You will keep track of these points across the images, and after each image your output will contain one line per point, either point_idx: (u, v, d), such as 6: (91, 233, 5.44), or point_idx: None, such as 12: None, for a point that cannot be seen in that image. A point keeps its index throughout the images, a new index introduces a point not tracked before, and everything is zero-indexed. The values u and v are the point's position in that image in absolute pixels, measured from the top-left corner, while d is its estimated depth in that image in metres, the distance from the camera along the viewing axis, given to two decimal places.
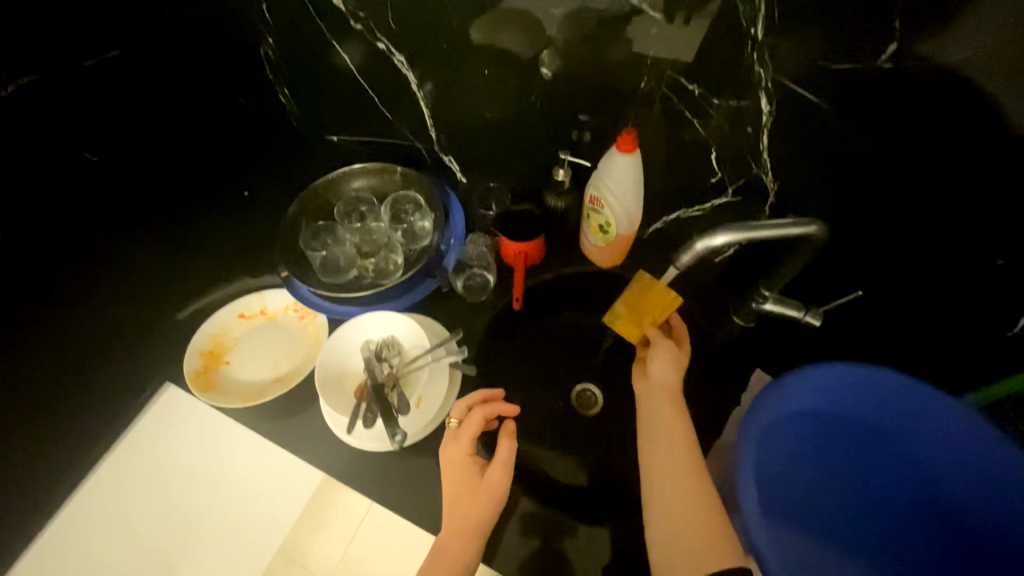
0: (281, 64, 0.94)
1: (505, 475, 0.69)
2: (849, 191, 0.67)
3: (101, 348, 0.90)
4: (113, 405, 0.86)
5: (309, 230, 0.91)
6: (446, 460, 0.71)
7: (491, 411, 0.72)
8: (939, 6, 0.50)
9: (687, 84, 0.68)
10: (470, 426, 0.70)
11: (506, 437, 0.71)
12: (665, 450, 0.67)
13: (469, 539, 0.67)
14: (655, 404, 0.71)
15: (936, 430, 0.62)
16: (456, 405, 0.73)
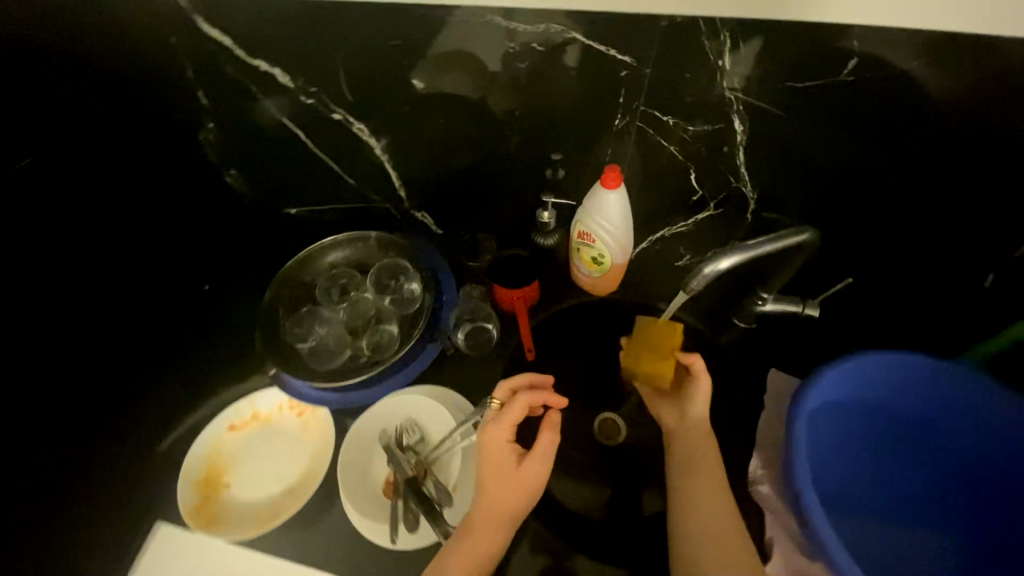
0: (225, 149, 0.89)
1: (543, 466, 0.69)
2: (819, 188, 0.72)
3: (73, 495, 0.79)
4: (102, 564, 0.75)
5: (292, 318, 0.85)
6: (485, 445, 0.70)
7: (535, 399, 0.71)
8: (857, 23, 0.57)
9: (661, 116, 0.71)
10: (512, 412, 0.70)
11: (549, 428, 0.70)
12: (701, 481, 0.69)
13: (498, 530, 0.66)
14: (691, 442, 0.73)
15: (946, 400, 0.67)
16: (500, 386, 0.73)
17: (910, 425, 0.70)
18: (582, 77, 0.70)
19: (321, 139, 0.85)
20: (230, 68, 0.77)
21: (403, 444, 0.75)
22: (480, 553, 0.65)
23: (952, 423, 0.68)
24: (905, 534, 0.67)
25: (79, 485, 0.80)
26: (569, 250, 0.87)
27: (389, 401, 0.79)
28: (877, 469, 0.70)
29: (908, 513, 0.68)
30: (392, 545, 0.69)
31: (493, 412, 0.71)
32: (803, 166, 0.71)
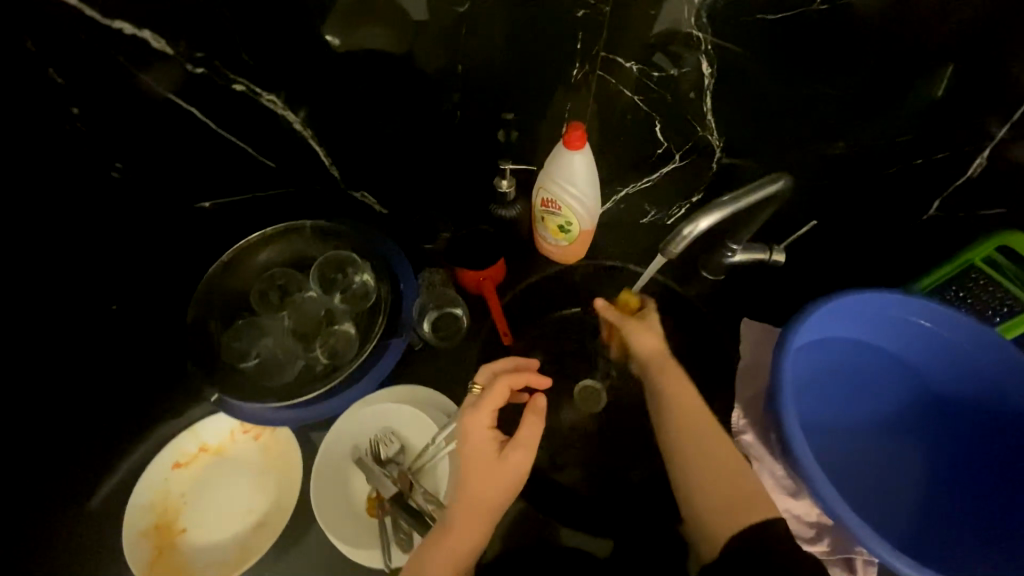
0: (102, 140, 0.72)
1: (527, 455, 0.62)
2: (784, 130, 0.70)
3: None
4: None
5: (228, 333, 0.74)
6: (463, 436, 0.63)
7: (518, 381, 0.64)
8: None
9: (624, 62, 0.64)
10: (492, 396, 0.63)
11: (533, 413, 0.63)
12: (681, 411, 0.69)
13: (480, 531, 0.60)
14: (650, 372, 0.73)
15: (918, 332, 0.68)
16: (483, 368, 0.66)
17: (890, 363, 0.71)
18: (530, 21, 0.61)
19: (227, 117, 0.71)
20: (83, 34, 0.59)
21: (381, 458, 0.69)
22: (457, 554, 0.59)
23: (920, 354, 0.70)
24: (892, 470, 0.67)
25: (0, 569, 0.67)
26: (532, 220, 0.80)
27: (358, 410, 0.72)
28: (862, 410, 0.70)
29: (895, 450, 0.68)
30: (385, 569, 0.63)
31: (474, 397, 0.64)
32: (768, 110, 0.67)
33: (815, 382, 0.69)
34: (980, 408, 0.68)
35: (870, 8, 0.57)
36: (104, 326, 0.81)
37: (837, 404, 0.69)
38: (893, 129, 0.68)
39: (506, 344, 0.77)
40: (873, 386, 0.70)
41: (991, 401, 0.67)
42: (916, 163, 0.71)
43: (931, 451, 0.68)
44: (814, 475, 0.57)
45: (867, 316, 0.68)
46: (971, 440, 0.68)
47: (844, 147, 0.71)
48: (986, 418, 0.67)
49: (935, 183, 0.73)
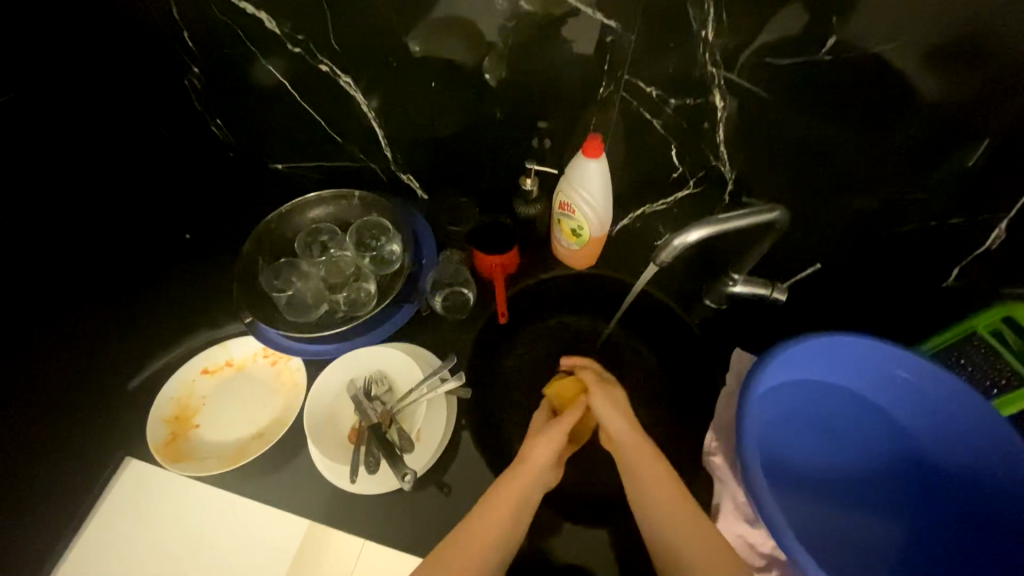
0: (211, 97, 0.88)
1: (558, 432, 0.69)
2: (797, 174, 0.73)
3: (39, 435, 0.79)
4: (67, 491, 0.76)
5: (270, 269, 0.85)
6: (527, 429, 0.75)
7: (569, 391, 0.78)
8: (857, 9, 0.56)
9: (645, 87, 0.70)
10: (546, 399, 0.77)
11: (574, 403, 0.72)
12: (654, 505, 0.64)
13: (511, 495, 0.65)
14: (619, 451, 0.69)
15: (897, 382, 0.69)
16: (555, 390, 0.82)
17: (869, 412, 0.72)
18: (573, 47, 0.69)
19: (309, 92, 0.84)
20: (215, 9, 0.74)
21: (371, 395, 0.77)
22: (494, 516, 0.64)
23: (898, 407, 0.71)
24: (856, 518, 0.67)
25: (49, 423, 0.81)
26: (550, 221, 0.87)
27: (361, 353, 0.80)
28: (835, 457, 0.70)
29: (864, 499, 0.68)
30: (349, 485, 0.72)
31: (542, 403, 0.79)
32: (783, 152, 0.71)
33: (788, 418, 0.70)
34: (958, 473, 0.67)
35: (897, 69, 0.60)
36: (174, 249, 0.95)
37: (807, 444, 0.70)
38: (907, 188, 0.70)
39: (502, 323, 0.85)
40: (849, 433, 0.71)
41: (968, 464, 0.66)
42: (931, 225, 0.72)
43: (901, 508, 0.67)
44: (760, 493, 0.58)
45: (845, 360, 0.70)
46: (944, 503, 0.67)
47: (854, 201, 0.74)
48: (965, 482, 0.67)
49: (951, 249, 0.73)
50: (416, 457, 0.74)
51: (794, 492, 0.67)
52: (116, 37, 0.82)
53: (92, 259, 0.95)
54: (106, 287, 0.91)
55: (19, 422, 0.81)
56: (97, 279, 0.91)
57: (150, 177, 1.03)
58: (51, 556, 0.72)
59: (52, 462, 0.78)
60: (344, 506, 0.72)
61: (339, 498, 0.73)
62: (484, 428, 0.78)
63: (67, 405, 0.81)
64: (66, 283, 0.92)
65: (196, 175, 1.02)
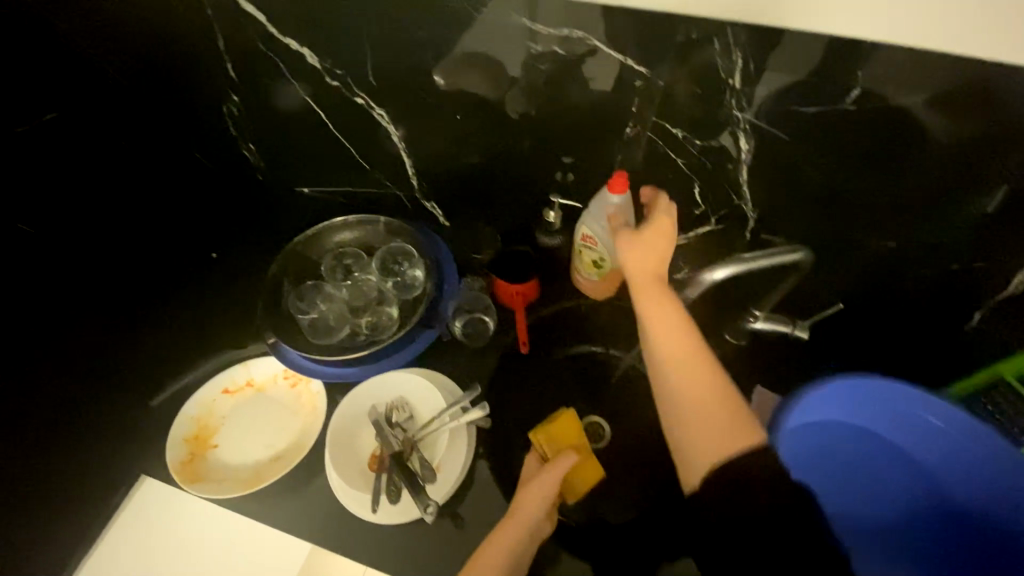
0: (247, 124, 0.92)
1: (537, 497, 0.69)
2: (819, 217, 0.75)
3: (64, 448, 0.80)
4: (86, 511, 0.76)
5: (295, 292, 0.86)
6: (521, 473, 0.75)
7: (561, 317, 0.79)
8: (883, 65, 0.58)
9: (672, 128, 0.72)
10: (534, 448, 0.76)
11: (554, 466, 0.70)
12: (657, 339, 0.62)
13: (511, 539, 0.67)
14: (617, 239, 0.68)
15: (928, 429, 0.68)
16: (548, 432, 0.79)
17: (898, 458, 0.70)
18: (590, 84, 0.71)
19: (342, 122, 0.87)
20: (259, 44, 0.78)
21: (392, 421, 0.77)
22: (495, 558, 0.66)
23: (930, 455, 0.69)
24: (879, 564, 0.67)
25: (71, 439, 0.81)
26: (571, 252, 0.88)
27: (383, 377, 0.81)
28: (861, 501, 0.69)
29: (888, 545, 0.68)
30: (371, 515, 0.71)
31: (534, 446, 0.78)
32: (806, 194, 0.73)
33: (818, 460, 0.69)
34: (987, 525, 0.66)
35: (920, 121, 0.62)
36: (201, 267, 0.97)
37: (835, 488, 0.69)
38: (929, 232, 0.71)
39: (523, 351, 0.85)
40: (877, 477, 0.69)
41: (997, 516, 0.65)
42: (953, 268, 0.73)
43: (925, 556, 0.67)
44: None
45: (875, 404, 0.69)
46: (970, 553, 0.66)
47: (876, 244, 0.75)
48: (993, 535, 0.66)
49: (974, 292, 0.74)
50: (438, 487, 0.73)
51: None
52: (160, 66, 0.86)
53: (125, 278, 0.98)
54: (134, 304, 0.93)
55: (44, 438, 0.82)
56: (126, 295, 0.94)
57: (181, 198, 1.06)
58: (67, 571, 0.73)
59: (74, 476, 0.79)
60: (364, 535, 0.72)
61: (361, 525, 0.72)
62: (502, 458, 0.78)
63: (89, 419, 0.82)
64: (100, 301, 0.95)
65: (226, 197, 1.05)
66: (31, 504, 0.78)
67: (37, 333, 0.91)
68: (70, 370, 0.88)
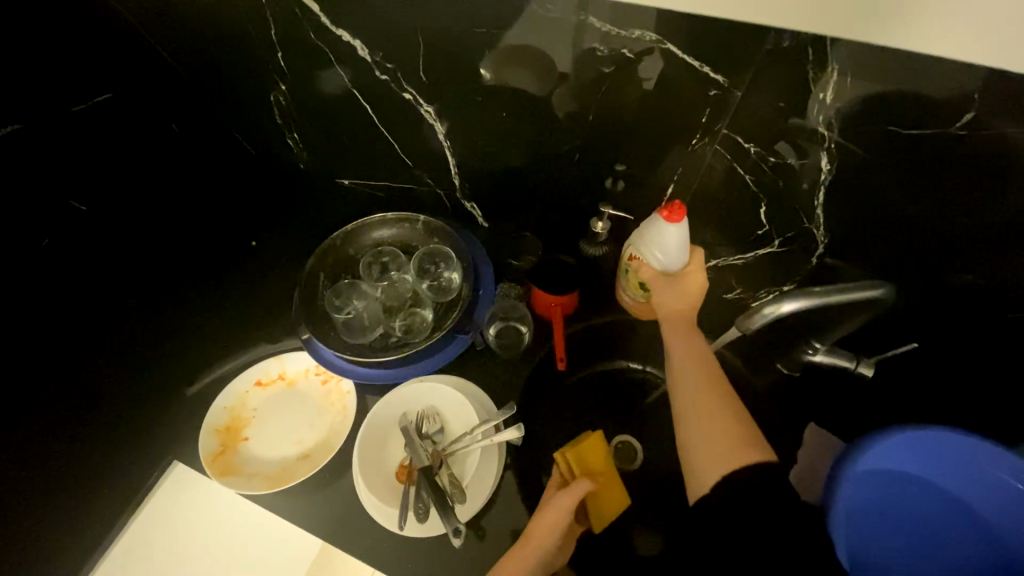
0: (293, 114, 0.91)
1: (554, 519, 0.66)
2: (900, 247, 0.67)
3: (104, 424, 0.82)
4: (118, 489, 0.78)
5: (332, 289, 0.85)
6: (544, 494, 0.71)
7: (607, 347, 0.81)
8: (1007, 86, 0.50)
9: (743, 143, 0.66)
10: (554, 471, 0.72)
11: (571, 492, 0.66)
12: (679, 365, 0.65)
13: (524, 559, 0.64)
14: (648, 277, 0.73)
15: (1006, 494, 0.60)
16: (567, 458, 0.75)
17: (969, 523, 0.62)
18: (644, 85, 0.65)
19: (389, 117, 0.85)
20: (311, 33, 0.75)
21: (422, 432, 0.75)
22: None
23: (1016, 529, 0.60)
24: None
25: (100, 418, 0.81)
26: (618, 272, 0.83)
27: (415, 384, 0.79)
28: (929, 571, 0.61)
29: None
30: (398, 531, 0.69)
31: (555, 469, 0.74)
32: (887, 222, 0.66)
33: (881, 515, 0.62)
34: None
35: None
36: (240, 254, 0.98)
37: (897, 550, 0.62)
38: None
39: (560, 369, 0.81)
40: (947, 545, 0.62)
41: None
42: None
43: None
44: None
45: (952, 461, 0.61)
46: None
47: (964, 284, 0.67)
48: None
49: None
50: (467, 506, 0.71)
51: None
52: (210, 51, 0.85)
53: (166, 259, 0.99)
54: (177, 287, 0.94)
55: (80, 413, 0.84)
56: (168, 279, 0.94)
57: (225, 182, 1.07)
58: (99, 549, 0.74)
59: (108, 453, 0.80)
60: (389, 548, 0.70)
61: (385, 534, 0.71)
62: (530, 476, 0.75)
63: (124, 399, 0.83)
64: (140, 281, 0.96)
65: (268, 184, 1.06)
66: (65, 478, 0.80)
67: (82, 308, 0.93)
68: (110, 347, 0.89)
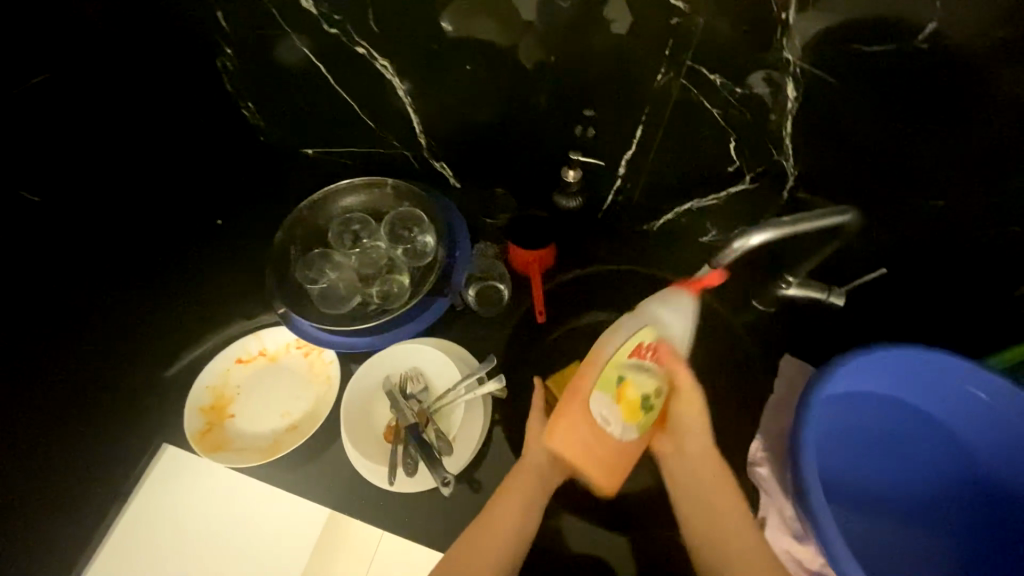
0: (244, 82, 0.86)
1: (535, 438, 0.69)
2: (867, 174, 0.67)
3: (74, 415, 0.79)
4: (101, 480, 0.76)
5: (303, 260, 0.83)
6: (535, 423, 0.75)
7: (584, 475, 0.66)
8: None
9: (708, 74, 0.64)
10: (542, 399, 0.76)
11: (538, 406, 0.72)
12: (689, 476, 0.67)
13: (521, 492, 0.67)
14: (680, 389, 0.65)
15: (974, 406, 0.62)
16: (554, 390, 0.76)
17: (932, 434, 0.65)
18: (612, 27, 0.63)
19: (345, 77, 0.80)
20: None
21: (407, 392, 0.76)
22: (509, 517, 0.65)
23: (974, 434, 0.63)
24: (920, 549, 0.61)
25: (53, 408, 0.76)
26: (576, 382, 0.64)
27: (397, 348, 0.79)
28: (896, 481, 0.64)
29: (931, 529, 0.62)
30: (389, 487, 0.71)
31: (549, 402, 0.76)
32: (854, 148, 0.65)
33: (849, 433, 0.65)
34: None
35: (999, 61, 0.53)
36: (207, 234, 0.95)
37: (866, 465, 0.65)
38: (996, 189, 0.62)
39: (540, 322, 0.82)
40: (913, 455, 0.65)
41: None
42: (1011, 230, 0.65)
43: (968, 543, 0.61)
44: (811, 484, 0.56)
45: (914, 377, 0.64)
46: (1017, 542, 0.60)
47: (931, 206, 0.67)
48: None
49: None
50: (457, 459, 0.72)
51: (849, 512, 0.63)
52: None
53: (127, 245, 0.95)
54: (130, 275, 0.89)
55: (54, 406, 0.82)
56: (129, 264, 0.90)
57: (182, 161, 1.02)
58: (87, 546, 0.72)
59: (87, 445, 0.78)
60: (384, 506, 0.72)
61: (377, 492, 0.73)
62: (516, 428, 0.76)
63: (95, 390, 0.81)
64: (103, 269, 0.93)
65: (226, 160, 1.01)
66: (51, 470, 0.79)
67: None
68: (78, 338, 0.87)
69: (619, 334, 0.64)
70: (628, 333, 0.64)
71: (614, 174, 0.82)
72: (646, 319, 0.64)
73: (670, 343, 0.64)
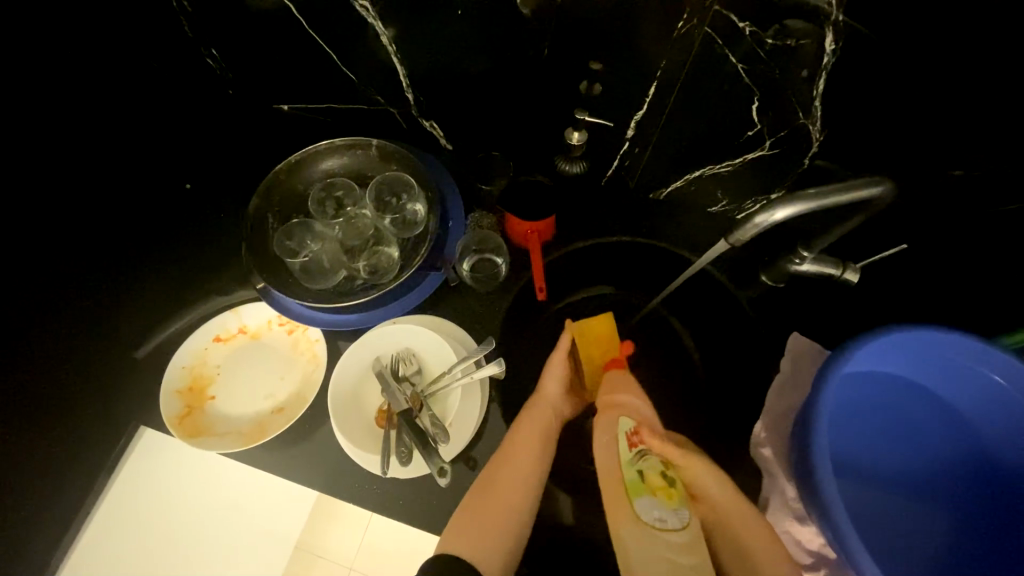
0: (202, 24, 0.75)
1: (552, 380, 0.69)
2: (901, 143, 0.62)
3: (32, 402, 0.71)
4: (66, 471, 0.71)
5: (282, 230, 0.76)
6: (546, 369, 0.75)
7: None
8: None
9: (737, 22, 0.55)
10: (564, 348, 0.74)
11: (560, 352, 0.71)
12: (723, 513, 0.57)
13: (537, 430, 0.65)
14: (687, 473, 0.59)
15: (986, 387, 0.60)
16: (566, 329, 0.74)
17: (938, 412, 0.64)
18: None
19: (321, 20, 0.69)
20: None
21: (399, 374, 0.72)
22: (524, 464, 0.63)
23: (983, 415, 0.62)
24: (918, 527, 0.61)
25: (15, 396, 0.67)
26: (615, 513, 0.56)
27: (386, 328, 0.74)
28: (898, 459, 0.63)
29: (930, 507, 0.62)
30: (382, 475, 0.68)
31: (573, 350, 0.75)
32: (890, 113, 0.59)
33: (856, 410, 0.64)
34: None
35: None
36: (176, 200, 0.86)
37: (870, 442, 0.64)
38: None
39: (539, 299, 0.77)
40: (917, 434, 0.64)
41: None
42: None
43: (969, 523, 0.61)
44: (822, 470, 0.54)
45: (931, 357, 0.61)
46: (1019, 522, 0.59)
47: (964, 178, 0.62)
48: None
49: None
50: (453, 444, 0.69)
51: (851, 489, 0.62)
52: None
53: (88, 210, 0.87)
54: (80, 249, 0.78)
55: None
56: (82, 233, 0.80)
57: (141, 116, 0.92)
58: (65, 536, 0.69)
59: (40, 434, 0.71)
60: (377, 491, 0.70)
61: (369, 476, 0.70)
62: (513, 410, 0.73)
63: (48, 378, 0.72)
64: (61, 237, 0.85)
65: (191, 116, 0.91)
66: None
67: None
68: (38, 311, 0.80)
69: (604, 436, 0.62)
70: (606, 427, 0.62)
71: (620, 136, 0.75)
72: (616, 402, 0.64)
73: (647, 421, 0.63)
